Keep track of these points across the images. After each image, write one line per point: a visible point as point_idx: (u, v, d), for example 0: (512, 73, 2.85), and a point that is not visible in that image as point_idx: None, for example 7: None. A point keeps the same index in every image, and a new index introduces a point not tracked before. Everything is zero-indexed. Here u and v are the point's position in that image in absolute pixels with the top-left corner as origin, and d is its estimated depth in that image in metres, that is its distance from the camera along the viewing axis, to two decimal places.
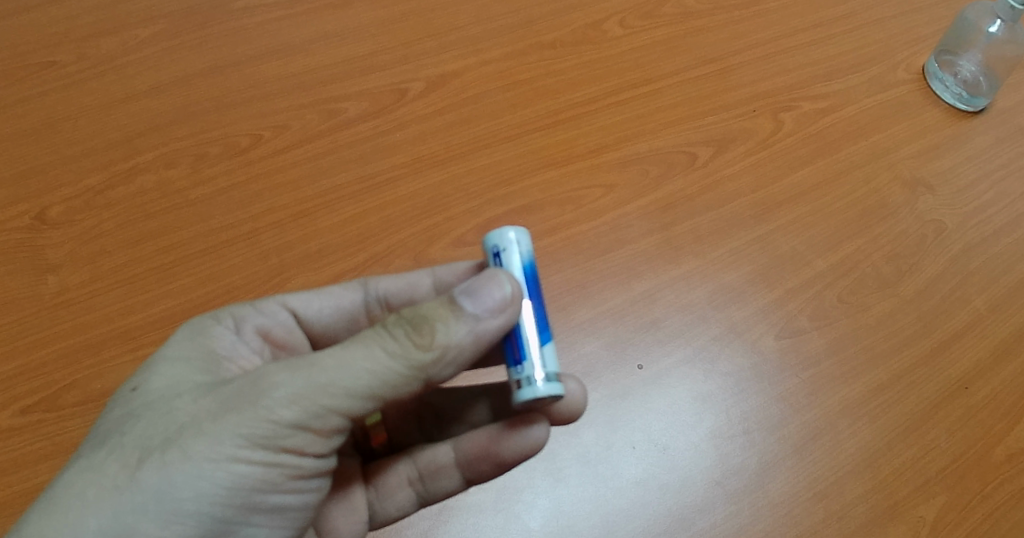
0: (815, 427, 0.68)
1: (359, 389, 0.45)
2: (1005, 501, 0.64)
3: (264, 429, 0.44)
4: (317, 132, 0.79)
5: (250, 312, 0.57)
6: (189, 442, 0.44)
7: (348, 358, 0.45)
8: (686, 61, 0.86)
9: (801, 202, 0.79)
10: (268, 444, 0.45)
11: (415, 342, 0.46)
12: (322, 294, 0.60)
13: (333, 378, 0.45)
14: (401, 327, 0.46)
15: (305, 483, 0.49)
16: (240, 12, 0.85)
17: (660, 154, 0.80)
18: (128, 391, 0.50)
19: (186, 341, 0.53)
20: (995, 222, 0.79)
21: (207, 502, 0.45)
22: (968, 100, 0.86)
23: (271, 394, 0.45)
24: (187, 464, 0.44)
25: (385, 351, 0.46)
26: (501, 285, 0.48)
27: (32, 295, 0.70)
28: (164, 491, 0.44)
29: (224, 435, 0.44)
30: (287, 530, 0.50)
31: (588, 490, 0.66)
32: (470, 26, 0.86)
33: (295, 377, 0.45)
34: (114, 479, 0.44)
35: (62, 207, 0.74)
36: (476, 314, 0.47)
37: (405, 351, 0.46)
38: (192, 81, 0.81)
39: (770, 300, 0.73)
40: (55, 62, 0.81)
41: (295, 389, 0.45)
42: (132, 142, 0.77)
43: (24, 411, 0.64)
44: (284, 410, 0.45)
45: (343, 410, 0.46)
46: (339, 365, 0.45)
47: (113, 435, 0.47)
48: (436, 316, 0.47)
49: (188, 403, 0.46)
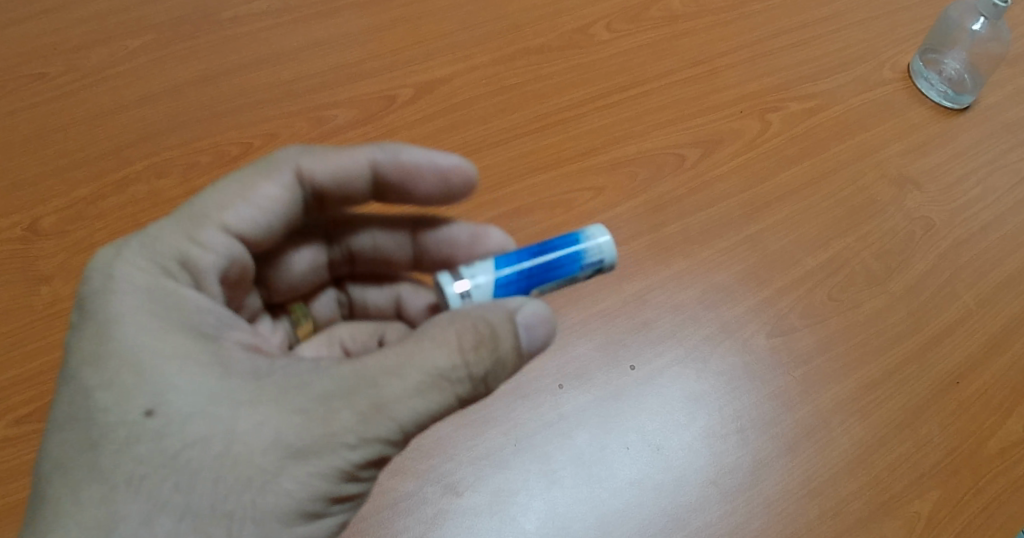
0: (806, 425, 0.68)
1: (426, 427, 0.45)
2: (999, 494, 0.65)
3: (346, 484, 0.44)
4: (307, 139, 0.79)
5: (197, 254, 0.49)
6: (274, 507, 0.41)
7: (427, 405, 0.43)
8: (674, 64, 0.87)
9: (787, 203, 0.79)
10: (343, 495, 0.44)
11: (484, 383, 0.46)
12: (254, 200, 0.51)
13: (411, 427, 0.44)
14: (479, 365, 0.45)
15: None
16: (229, 21, 0.86)
17: (649, 155, 0.81)
18: (140, 415, 0.42)
19: (176, 335, 0.45)
20: (981, 218, 0.80)
21: None
22: (953, 98, 0.88)
23: (356, 452, 0.42)
24: (280, 533, 0.42)
25: (457, 394, 0.44)
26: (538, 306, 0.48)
27: (24, 307, 0.69)
28: None
29: (313, 498, 0.42)
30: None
31: (583, 491, 0.66)
32: (458, 33, 0.87)
33: (383, 430, 0.43)
34: None
35: (53, 218, 0.74)
36: (528, 344, 0.48)
37: (473, 391, 0.45)
38: (183, 90, 0.81)
39: (761, 299, 0.74)
40: (44, 74, 0.81)
41: (378, 442, 0.43)
42: (122, 152, 0.77)
43: (19, 421, 0.64)
44: (365, 466, 0.44)
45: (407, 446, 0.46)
46: (418, 416, 0.43)
47: (165, 493, 0.40)
48: (507, 352, 0.46)
49: (253, 457, 0.41)
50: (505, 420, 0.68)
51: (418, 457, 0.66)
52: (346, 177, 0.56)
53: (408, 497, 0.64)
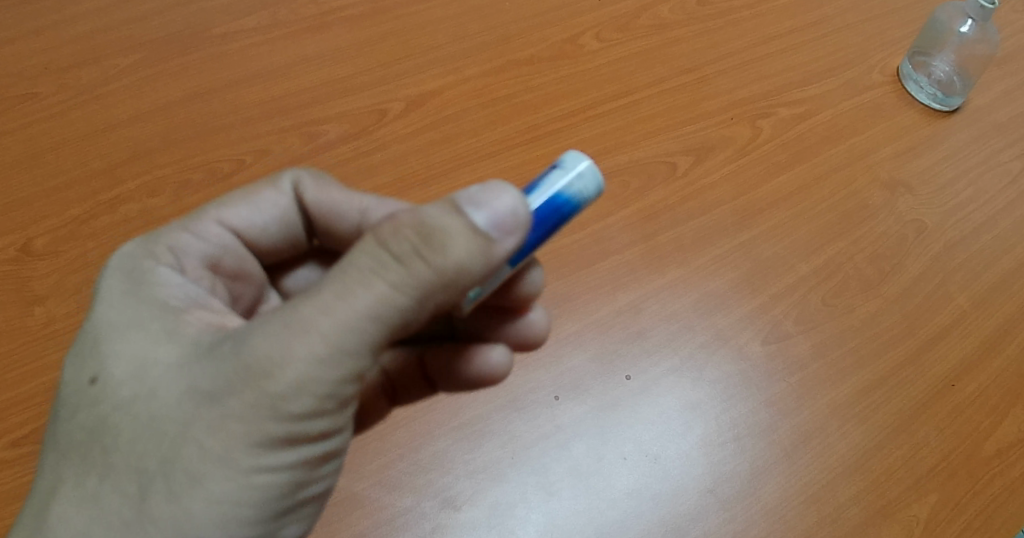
0: (805, 430, 0.68)
1: (363, 337, 0.40)
2: (997, 496, 0.65)
3: (273, 427, 0.40)
4: (298, 155, 0.79)
5: (187, 239, 0.52)
6: (188, 463, 0.40)
7: (349, 309, 0.40)
8: (664, 72, 0.87)
9: (780, 209, 0.79)
10: (278, 443, 0.41)
11: (424, 259, 0.40)
12: (255, 203, 0.55)
13: (332, 349, 0.40)
14: (404, 245, 0.40)
15: (331, 465, 0.46)
16: (219, 38, 0.86)
17: (640, 165, 0.81)
18: (88, 384, 0.45)
19: (131, 304, 0.47)
20: (973, 220, 0.80)
21: (234, 523, 0.42)
22: (942, 100, 0.88)
23: (269, 386, 0.40)
24: (193, 490, 0.40)
25: (387, 285, 0.40)
26: (505, 193, 0.42)
27: (18, 328, 0.69)
28: (179, 519, 0.40)
29: (230, 445, 0.40)
30: (311, 512, 0.47)
31: (581, 502, 0.66)
32: (447, 46, 0.87)
33: (298, 358, 0.40)
34: (120, 515, 0.41)
35: (46, 239, 0.73)
36: (478, 220, 0.41)
37: (410, 276, 0.40)
38: (174, 108, 0.81)
39: (755, 306, 0.74)
40: (35, 94, 0.81)
41: (294, 364, 0.39)
42: (113, 171, 0.77)
43: (14, 443, 0.63)
44: (291, 401, 0.40)
45: (357, 379, 0.42)
46: (336, 328, 0.40)
47: (97, 453, 0.43)
48: (446, 228, 0.40)
49: (171, 408, 0.42)
50: (502, 433, 0.68)
51: (415, 472, 0.66)
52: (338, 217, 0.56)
53: (406, 512, 0.64)
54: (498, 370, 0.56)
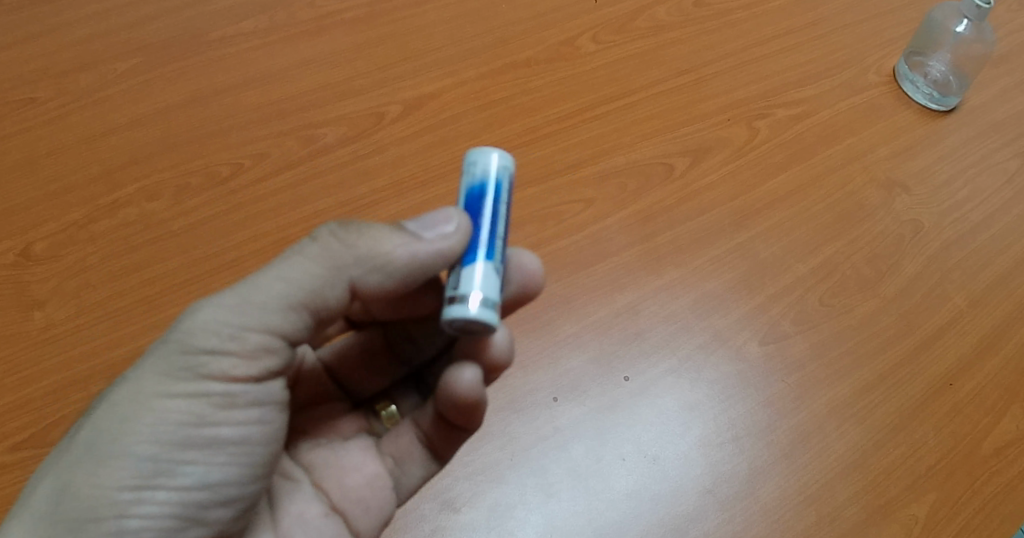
0: (803, 430, 0.68)
1: (270, 287, 0.48)
2: (995, 495, 0.65)
3: (181, 357, 0.46)
4: (296, 158, 0.79)
5: None
6: (113, 391, 0.46)
7: (264, 271, 0.48)
8: (661, 73, 0.88)
9: (778, 210, 0.79)
10: (186, 372, 0.46)
11: (339, 239, 0.49)
12: None
13: (243, 293, 0.47)
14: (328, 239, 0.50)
15: (246, 415, 0.48)
16: (217, 43, 0.86)
17: (638, 166, 0.81)
18: None
19: None
20: (971, 219, 0.80)
21: (132, 442, 0.44)
22: (939, 100, 0.88)
23: (184, 324, 0.47)
24: (107, 410, 0.45)
25: (303, 256, 0.49)
26: (444, 209, 0.51)
27: (18, 332, 0.69)
28: (92, 436, 0.45)
29: (144, 373, 0.46)
30: (236, 468, 0.48)
31: (580, 503, 0.66)
32: (444, 49, 0.87)
33: (212, 300, 0.47)
34: (59, 446, 0.46)
35: (45, 243, 0.74)
36: (419, 230, 0.50)
37: (326, 251, 0.49)
38: (172, 112, 0.82)
39: (753, 307, 0.74)
40: (34, 99, 0.82)
41: (208, 303, 0.47)
42: (112, 176, 0.78)
43: (15, 447, 0.63)
44: (197, 334, 0.46)
45: (262, 325, 0.47)
46: (251, 281, 0.48)
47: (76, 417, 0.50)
48: (376, 230, 0.50)
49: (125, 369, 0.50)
50: (502, 435, 0.68)
51: None
52: None
53: (406, 513, 0.64)
54: (471, 391, 0.53)
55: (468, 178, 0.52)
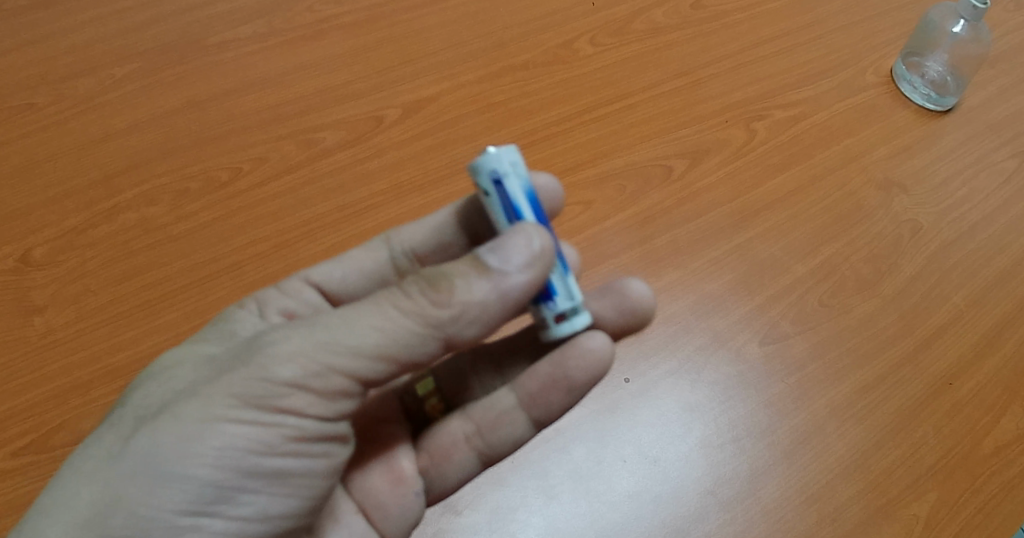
0: (803, 430, 0.68)
1: (359, 332, 0.44)
2: (996, 494, 0.65)
3: (258, 387, 0.43)
4: (295, 163, 0.79)
5: (273, 294, 0.57)
6: (179, 406, 0.44)
7: (354, 314, 0.44)
8: (658, 75, 0.88)
9: (776, 211, 0.80)
10: (261, 404, 0.43)
11: (432, 298, 0.44)
12: (345, 262, 0.59)
13: (333, 335, 0.44)
14: (416, 283, 0.45)
15: (311, 449, 0.46)
16: (215, 47, 0.86)
17: (636, 168, 0.81)
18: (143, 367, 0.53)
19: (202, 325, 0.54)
20: (969, 219, 0.80)
21: (195, 465, 0.43)
22: (935, 100, 0.89)
23: (268, 352, 0.44)
24: (169, 426, 0.43)
25: (397, 308, 0.44)
26: (528, 234, 0.45)
27: (18, 338, 0.69)
28: (150, 452, 0.43)
29: (216, 394, 0.43)
30: (294, 500, 0.47)
31: (581, 505, 0.66)
32: (443, 52, 0.87)
33: (298, 334, 0.44)
34: (108, 449, 0.44)
35: (45, 249, 0.74)
36: (500, 264, 0.45)
37: (420, 307, 0.44)
38: (171, 117, 0.82)
39: (753, 307, 0.74)
40: (32, 105, 0.82)
41: (297, 339, 0.44)
42: (112, 181, 0.78)
43: (16, 453, 0.63)
44: (281, 366, 0.43)
45: (348, 370, 0.44)
46: (341, 323, 0.44)
47: (117, 408, 0.48)
48: (456, 273, 0.45)
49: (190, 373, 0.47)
50: None
51: None
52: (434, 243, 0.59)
53: None
54: (603, 357, 0.53)
55: (510, 187, 0.47)
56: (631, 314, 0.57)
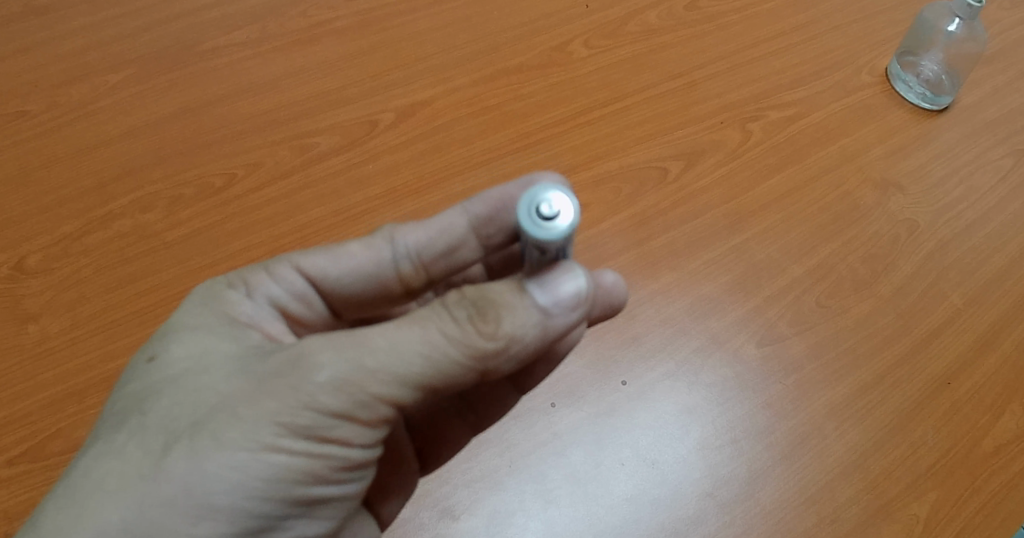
0: (803, 431, 0.68)
1: (408, 361, 0.43)
2: (997, 493, 0.65)
3: (305, 416, 0.42)
4: (290, 168, 0.79)
5: (264, 279, 0.54)
6: (220, 429, 0.43)
7: (404, 339, 0.43)
8: (652, 78, 0.88)
9: (772, 211, 0.79)
10: (308, 433, 0.43)
11: (480, 328, 0.44)
12: (340, 257, 0.54)
13: (383, 362, 0.42)
14: (464, 310, 0.44)
15: (348, 476, 0.47)
16: (208, 53, 0.86)
17: (631, 171, 0.81)
18: (144, 361, 0.49)
19: (204, 310, 0.51)
20: (965, 218, 0.80)
21: (242, 496, 0.43)
22: (931, 99, 0.88)
23: (315, 378, 0.42)
24: (213, 452, 0.42)
25: (444, 335, 0.43)
26: (572, 276, 0.47)
27: (12, 346, 0.69)
28: (194, 481, 0.42)
29: (261, 422, 0.42)
30: (328, 521, 0.49)
31: (580, 509, 0.66)
32: (436, 55, 0.87)
33: (343, 357, 0.43)
34: (138, 470, 0.43)
35: (39, 256, 0.73)
36: (545, 304, 0.45)
37: (468, 336, 0.43)
38: (165, 123, 0.81)
39: (750, 308, 0.74)
40: (25, 113, 0.82)
41: (343, 364, 0.42)
42: (106, 188, 0.77)
43: (11, 462, 0.63)
44: (329, 396, 0.42)
45: (393, 399, 0.43)
46: (390, 347, 0.43)
47: (132, 416, 0.46)
48: (503, 304, 0.45)
49: (217, 382, 0.45)
50: (500, 441, 0.68)
51: None
52: (444, 244, 0.56)
53: (405, 522, 0.64)
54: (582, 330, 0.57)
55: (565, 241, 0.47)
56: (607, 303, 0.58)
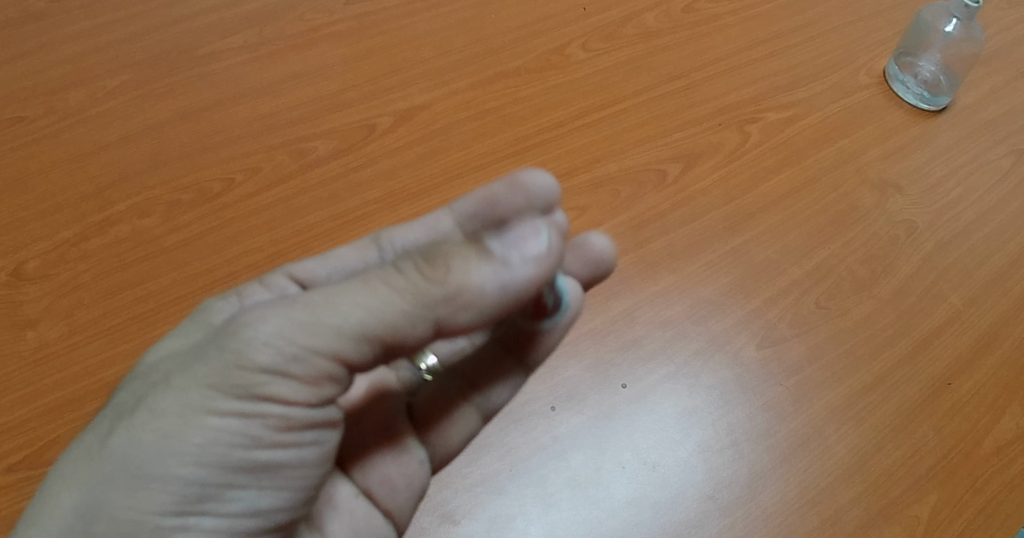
0: (802, 433, 0.68)
1: (348, 311, 0.41)
2: (998, 494, 0.65)
3: (236, 376, 0.41)
4: (287, 173, 0.79)
5: (258, 290, 0.56)
6: (157, 400, 0.42)
7: (339, 294, 0.41)
8: (651, 80, 0.88)
9: (771, 213, 0.79)
10: (243, 394, 0.41)
11: (426, 277, 0.41)
12: (332, 260, 0.57)
13: (313, 314, 0.41)
14: (413, 264, 0.42)
15: (303, 437, 0.45)
16: (206, 58, 0.86)
17: (630, 174, 0.81)
18: (129, 373, 0.50)
19: (187, 318, 0.52)
20: (964, 218, 0.80)
21: (180, 463, 0.41)
22: (930, 100, 0.88)
23: (243, 336, 0.41)
24: (149, 423, 0.42)
25: (387, 286, 0.41)
26: (538, 235, 0.43)
27: (10, 352, 0.68)
28: (131, 452, 0.41)
29: (193, 388, 0.42)
30: (286, 493, 0.46)
31: (580, 513, 0.66)
32: (434, 59, 0.87)
33: (273, 312, 0.41)
34: (87, 452, 0.43)
35: (37, 262, 0.73)
36: (504, 252, 0.42)
37: (413, 285, 0.41)
38: (163, 128, 0.81)
39: (749, 311, 0.74)
40: (23, 118, 0.81)
41: (273, 318, 0.41)
42: (104, 193, 0.77)
43: (10, 469, 0.63)
44: (258, 353, 0.41)
45: (329, 352, 0.41)
46: (324, 300, 0.41)
47: (101, 411, 0.46)
48: (453, 253, 0.42)
49: (169, 365, 0.45)
50: (500, 445, 0.68)
51: None
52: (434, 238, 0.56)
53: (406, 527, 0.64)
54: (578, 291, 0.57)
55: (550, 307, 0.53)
56: (593, 265, 0.58)
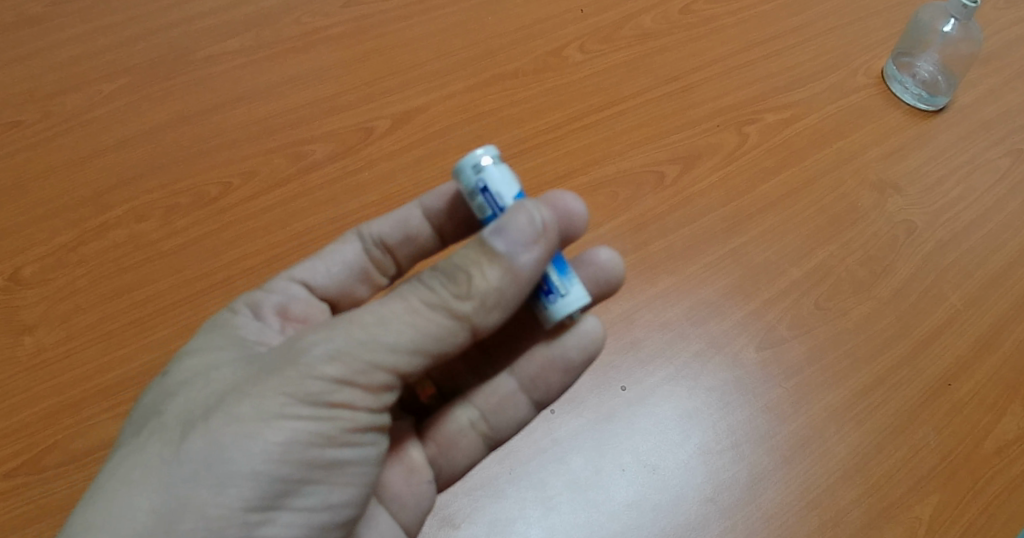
0: (804, 435, 0.68)
1: (397, 328, 0.45)
2: (999, 494, 0.64)
3: (311, 384, 0.44)
4: (284, 176, 0.79)
5: (263, 296, 0.57)
6: (233, 406, 0.44)
7: (389, 311, 0.45)
8: (648, 81, 0.88)
9: (770, 214, 0.79)
10: (316, 401, 0.44)
11: (453, 289, 0.45)
12: (326, 257, 0.60)
13: (375, 332, 0.45)
14: (436, 277, 0.46)
15: (366, 439, 0.47)
16: (202, 61, 0.86)
17: (628, 175, 0.81)
18: (158, 381, 0.50)
19: (207, 332, 0.53)
20: (963, 218, 0.80)
21: (263, 463, 0.43)
22: (928, 100, 0.88)
23: (312, 352, 0.44)
24: (227, 430, 0.43)
25: (423, 301, 0.45)
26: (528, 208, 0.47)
27: (8, 358, 0.68)
28: (214, 454, 0.43)
29: (268, 396, 0.44)
30: (355, 490, 0.48)
31: (580, 516, 0.65)
32: (431, 62, 0.87)
33: (334, 332, 0.45)
34: (159, 457, 0.43)
35: (34, 267, 0.73)
36: (509, 246, 0.46)
37: (445, 299, 0.45)
38: (161, 132, 0.81)
39: (748, 313, 0.74)
40: (20, 122, 0.81)
41: (337, 337, 0.45)
42: (101, 198, 0.77)
43: (6, 474, 0.62)
44: (327, 366, 0.44)
45: (390, 364, 0.45)
46: (377, 318, 0.45)
47: (150, 420, 0.47)
48: (470, 262, 0.46)
49: (226, 377, 0.47)
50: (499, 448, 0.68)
51: None
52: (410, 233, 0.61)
53: None
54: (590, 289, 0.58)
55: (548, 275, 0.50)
56: (603, 280, 0.58)
